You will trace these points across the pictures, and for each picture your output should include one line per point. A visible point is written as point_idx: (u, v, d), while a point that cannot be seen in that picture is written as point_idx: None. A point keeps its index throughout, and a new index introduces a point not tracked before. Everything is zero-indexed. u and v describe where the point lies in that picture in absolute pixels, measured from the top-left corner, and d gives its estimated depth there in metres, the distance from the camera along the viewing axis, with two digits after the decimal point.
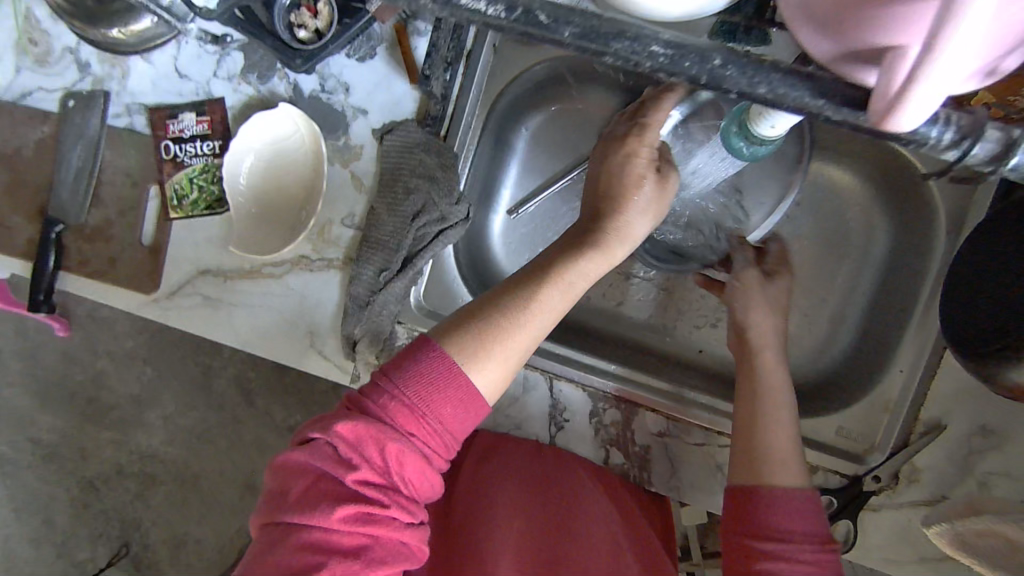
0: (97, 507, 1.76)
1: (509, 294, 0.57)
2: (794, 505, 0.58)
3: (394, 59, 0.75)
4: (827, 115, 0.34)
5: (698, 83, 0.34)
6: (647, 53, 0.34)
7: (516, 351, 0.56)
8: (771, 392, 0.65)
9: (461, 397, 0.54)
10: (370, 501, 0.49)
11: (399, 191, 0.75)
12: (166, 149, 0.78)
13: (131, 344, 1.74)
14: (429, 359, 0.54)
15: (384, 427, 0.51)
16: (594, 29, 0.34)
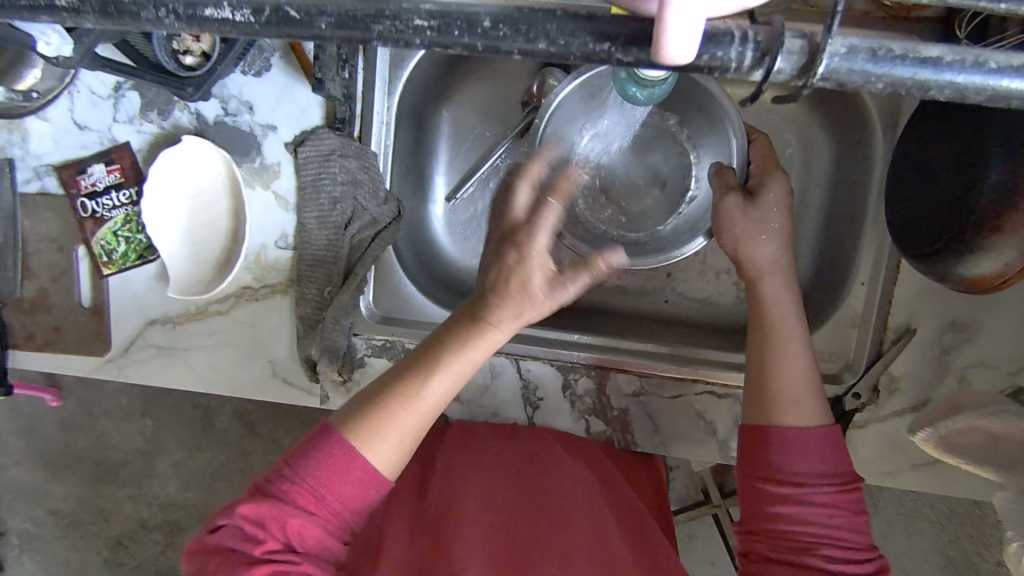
0: (130, 563, 1.78)
1: (402, 372, 0.55)
2: (818, 444, 0.56)
3: (291, 66, 0.72)
4: (619, 57, 0.34)
5: (476, 49, 0.34)
6: (410, 28, 0.34)
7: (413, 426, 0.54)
8: (772, 358, 0.60)
9: (362, 479, 0.51)
10: (282, 562, 0.47)
11: (324, 202, 0.73)
12: (83, 206, 0.75)
13: (127, 400, 1.74)
14: (333, 446, 0.51)
15: (277, 503, 0.48)
16: (350, 15, 0.34)
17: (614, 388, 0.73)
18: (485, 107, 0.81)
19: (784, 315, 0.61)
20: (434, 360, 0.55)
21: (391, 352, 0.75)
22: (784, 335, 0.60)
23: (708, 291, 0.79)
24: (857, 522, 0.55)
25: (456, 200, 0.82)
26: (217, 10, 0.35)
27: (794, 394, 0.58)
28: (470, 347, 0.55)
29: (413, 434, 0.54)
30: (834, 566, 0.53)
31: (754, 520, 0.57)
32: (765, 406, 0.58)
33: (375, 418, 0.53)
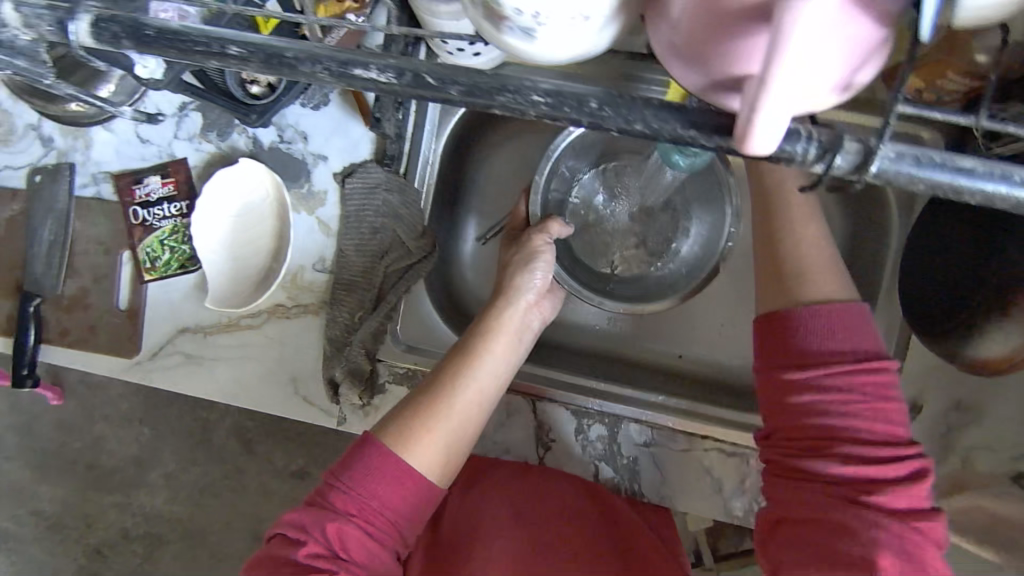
0: (108, 572, 1.76)
1: (435, 379, 0.57)
2: (842, 323, 0.53)
3: (347, 102, 0.77)
4: (702, 144, 0.32)
5: (581, 126, 0.33)
6: (527, 104, 0.33)
7: (460, 421, 0.55)
8: (805, 275, 0.56)
9: (400, 480, 0.52)
10: (322, 570, 0.48)
11: (365, 231, 0.76)
12: (135, 214, 0.79)
13: (127, 405, 1.75)
14: (373, 453, 0.52)
15: (322, 509, 0.50)
16: (480, 85, 0.33)
17: (625, 437, 0.75)
18: (522, 156, 0.85)
19: (818, 245, 0.58)
20: (471, 365, 0.57)
21: (412, 380, 0.77)
22: (814, 252, 0.58)
23: (721, 351, 0.82)
24: (888, 418, 0.51)
25: (487, 241, 0.85)
26: (366, 71, 0.35)
27: (810, 263, 0.57)
28: (500, 356, 0.59)
29: (458, 434, 0.55)
30: (865, 473, 0.50)
31: (778, 424, 0.54)
32: (786, 294, 0.56)
33: (414, 421, 0.54)
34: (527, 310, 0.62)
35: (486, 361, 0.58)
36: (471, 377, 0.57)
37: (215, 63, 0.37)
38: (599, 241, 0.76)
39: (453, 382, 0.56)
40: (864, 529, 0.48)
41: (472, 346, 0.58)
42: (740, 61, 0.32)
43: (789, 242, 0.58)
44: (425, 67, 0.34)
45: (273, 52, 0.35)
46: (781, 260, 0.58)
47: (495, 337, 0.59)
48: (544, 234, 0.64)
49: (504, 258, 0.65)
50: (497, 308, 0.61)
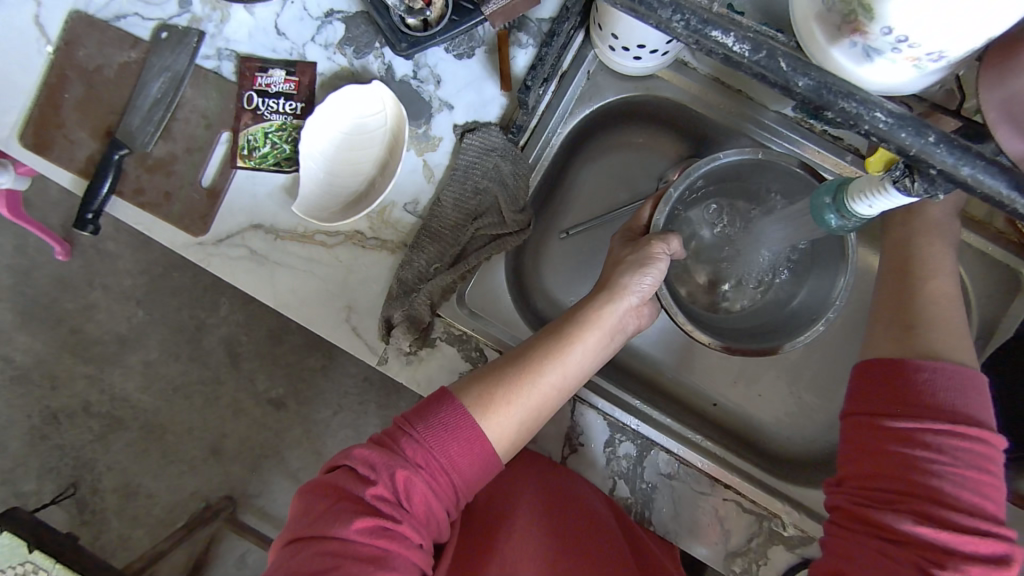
0: (55, 438, 1.73)
1: (522, 357, 0.59)
2: (957, 384, 0.49)
3: (491, 62, 0.77)
4: (1015, 209, 0.31)
5: (903, 154, 0.32)
6: (870, 117, 0.32)
7: (538, 401, 0.57)
8: (929, 326, 0.54)
9: (470, 442, 0.53)
10: (385, 516, 0.49)
11: (468, 189, 0.76)
12: (248, 100, 0.79)
13: (129, 283, 1.73)
14: (454, 412, 0.54)
15: (395, 455, 0.51)
16: (829, 85, 0.33)
17: (650, 462, 0.76)
18: (630, 168, 0.87)
19: (951, 305, 0.56)
20: (561, 351, 0.59)
21: (464, 345, 0.77)
22: (942, 308, 0.55)
23: (758, 411, 0.84)
24: (985, 492, 0.48)
25: (569, 236, 0.86)
26: (724, 36, 0.33)
27: (936, 320, 0.54)
28: (591, 348, 0.60)
29: (532, 413, 0.57)
30: (942, 539, 0.46)
31: (858, 470, 0.51)
32: (906, 341, 0.54)
33: (495, 390, 0.56)
34: (626, 312, 0.63)
35: (575, 351, 0.59)
36: (559, 363, 0.58)
37: None
38: (689, 267, 0.78)
39: (541, 363, 0.58)
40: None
41: (566, 332, 0.60)
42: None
43: (912, 295, 0.57)
44: (782, 52, 0.33)
45: None
46: (907, 307, 0.56)
47: (591, 331, 0.61)
48: (663, 244, 0.64)
49: (617, 255, 0.66)
50: (598, 302, 0.62)
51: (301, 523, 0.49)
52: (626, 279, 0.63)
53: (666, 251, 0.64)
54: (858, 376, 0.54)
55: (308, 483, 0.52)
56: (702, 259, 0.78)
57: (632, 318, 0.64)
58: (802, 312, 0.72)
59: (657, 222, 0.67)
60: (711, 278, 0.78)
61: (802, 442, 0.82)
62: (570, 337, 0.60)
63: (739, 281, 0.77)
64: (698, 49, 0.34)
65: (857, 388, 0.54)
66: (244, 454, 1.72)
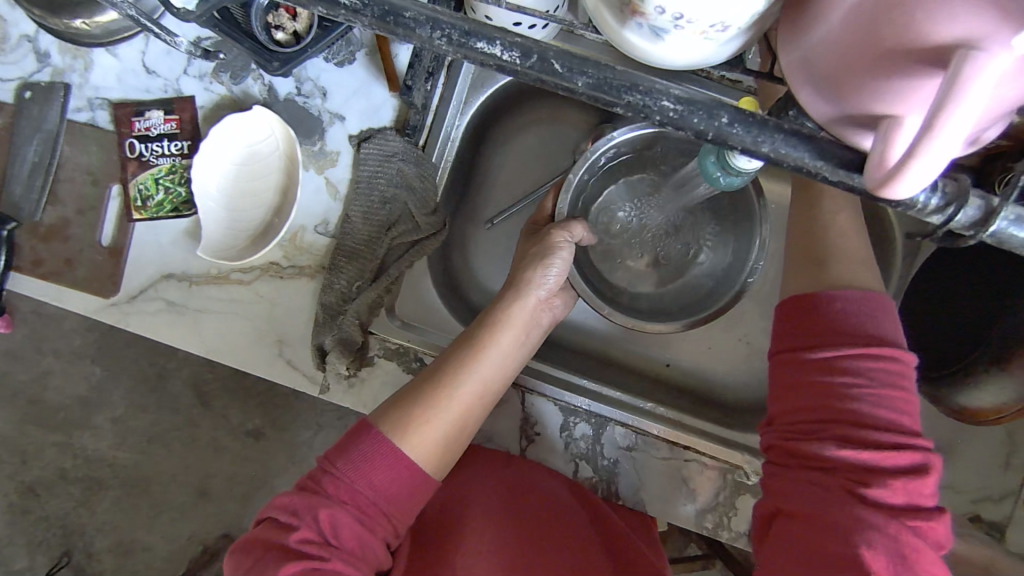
0: (38, 512, 1.70)
1: (439, 372, 0.64)
2: (864, 307, 0.51)
3: (374, 65, 0.75)
4: (823, 176, 0.32)
5: (703, 139, 0.32)
6: (656, 107, 0.31)
7: (462, 407, 0.63)
8: (843, 258, 0.55)
9: (393, 465, 0.58)
10: (313, 557, 0.52)
11: (375, 200, 0.74)
12: (131, 147, 0.75)
13: (80, 343, 1.69)
14: (373, 443, 0.58)
15: (318, 496, 0.55)
16: (607, 81, 0.32)
17: (608, 438, 0.75)
18: (540, 146, 0.84)
19: (853, 235, 0.57)
20: (476, 358, 0.64)
21: (403, 357, 0.75)
22: (849, 241, 0.56)
23: (709, 364, 0.83)
24: (902, 408, 0.48)
25: (495, 224, 0.84)
26: (489, 45, 0.32)
27: (853, 256, 0.55)
28: (507, 346, 0.66)
29: (457, 420, 0.62)
30: (866, 460, 0.47)
31: (787, 406, 0.51)
32: (817, 276, 0.54)
33: (414, 411, 0.61)
34: (539, 303, 0.70)
35: (487, 353, 0.65)
36: (476, 368, 0.64)
37: (324, 11, 0.34)
38: (618, 252, 0.79)
39: (456, 373, 0.63)
40: (853, 527, 0.45)
41: (478, 338, 0.66)
42: (883, 100, 0.32)
43: (821, 232, 0.57)
44: (553, 53, 0.32)
45: (388, 9, 0.33)
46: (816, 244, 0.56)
47: (504, 327, 0.67)
48: (565, 232, 0.69)
49: (525, 247, 0.72)
50: (508, 299, 0.68)
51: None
52: (529, 274, 0.69)
53: (569, 238, 0.70)
54: (778, 316, 0.55)
55: (239, 542, 0.55)
56: (628, 241, 0.79)
57: (539, 313, 0.70)
58: (735, 268, 0.74)
59: (560, 212, 0.72)
60: (635, 251, 0.79)
61: (755, 387, 0.82)
62: (485, 338, 0.66)
63: (664, 248, 0.78)
64: (470, 63, 0.33)
65: (779, 328, 0.54)
66: (234, 490, 1.70)
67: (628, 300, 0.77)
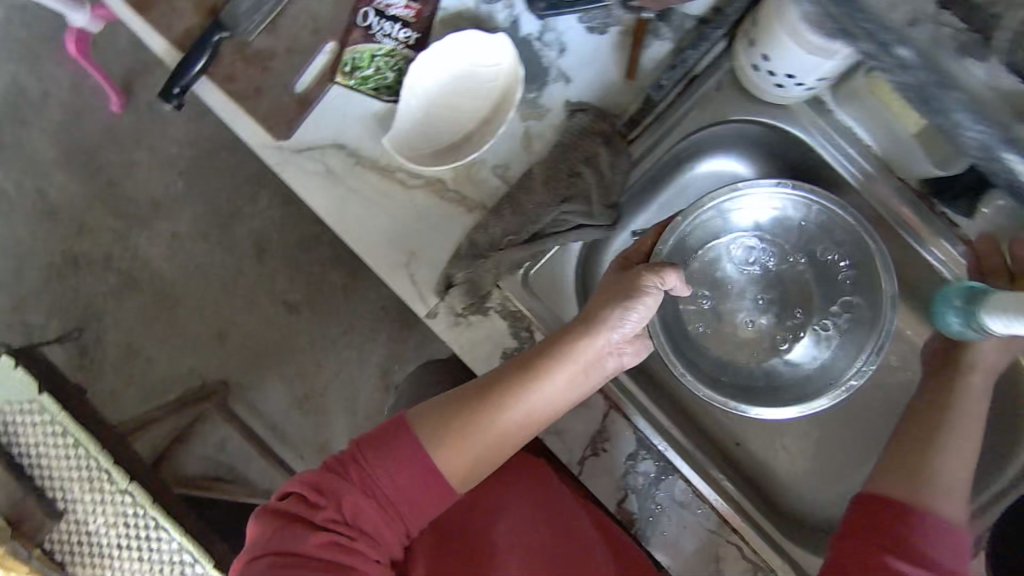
0: (69, 282, 1.74)
1: (489, 389, 0.65)
2: (942, 536, 0.56)
3: (621, 46, 0.73)
4: None
5: None
6: None
7: (507, 432, 0.65)
8: (943, 490, 0.58)
9: (418, 469, 0.62)
10: (338, 534, 0.59)
11: (562, 169, 0.73)
12: (364, 17, 0.74)
13: (175, 152, 1.72)
14: (404, 444, 0.62)
15: (344, 480, 0.61)
16: None
17: (671, 488, 0.74)
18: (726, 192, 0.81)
19: (963, 456, 0.60)
20: (532, 387, 0.65)
21: (517, 322, 0.76)
22: (956, 473, 0.59)
23: (776, 461, 0.83)
24: None
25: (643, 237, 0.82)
26: None
27: (951, 485, 0.58)
28: (563, 381, 0.66)
29: (497, 438, 0.65)
30: None
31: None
32: (916, 488, 0.58)
33: (455, 419, 0.64)
34: (605, 347, 0.67)
35: (540, 381, 0.66)
36: (527, 397, 0.65)
37: None
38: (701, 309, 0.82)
39: (504, 398, 0.65)
40: None
41: (537, 366, 0.66)
42: None
43: (929, 448, 0.60)
44: None
45: None
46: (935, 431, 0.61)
47: (564, 364, 0.66)
48: (656, 277, 0.66)
49: (608, 283, 0.69)
50: (576, 334, 0.67)
51: (267, 526, 0.60)
52: (605, 314, 0.66)
53: (659, 284, 0.66)
54: (859, 504, 0.59)
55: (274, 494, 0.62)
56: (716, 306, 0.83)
57: (599, 363, 0.68)
58: (832, 365, 0.80)
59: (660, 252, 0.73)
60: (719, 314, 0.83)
61: (807, 501, 0.82)
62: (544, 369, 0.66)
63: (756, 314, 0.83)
64: None
65: (853, 516, 0.59)
66: (246, 349, 1.71)
67: (711, 371, 0.81)
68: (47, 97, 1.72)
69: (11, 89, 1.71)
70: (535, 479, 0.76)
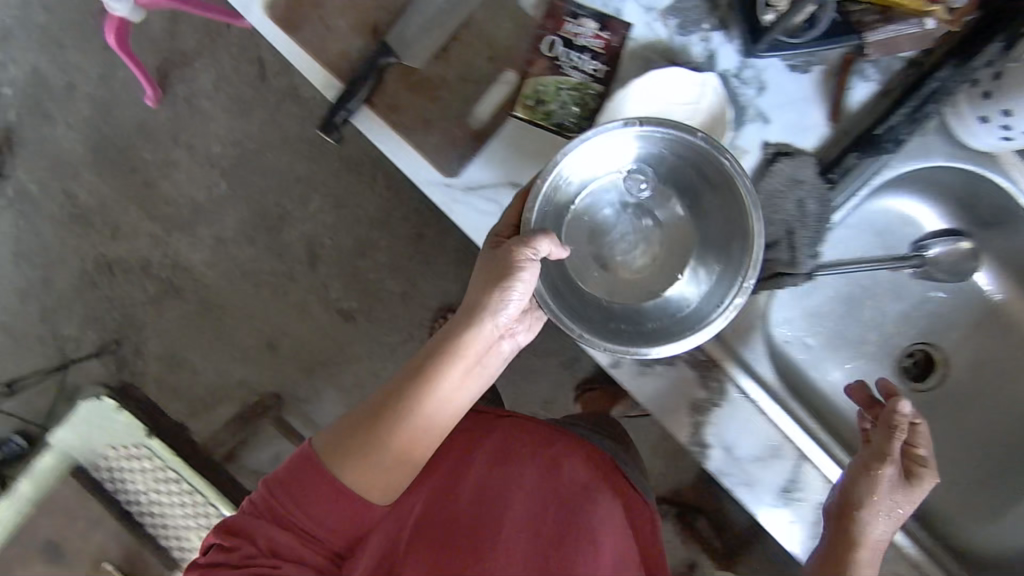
0: (104, 290, 1.63)
1: (397, 396, 0.62)
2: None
3: (825, 86, 0.69)
4: None
5: None
6: None
7: (417, 443, 0.63)
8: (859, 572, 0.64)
9: (329, 492, 0.61)
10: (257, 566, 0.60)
11: (763, 217, 0.70)
12: (551, 46, 0.69)
13: (218, 151, 1.60)
14: (308, 476, 0.61)
15: (258, 519, 0.61)
16: None
17: None
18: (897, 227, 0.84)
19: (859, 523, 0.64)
20: (427, 389, 0.62)
21: (705, 371, 0.74)
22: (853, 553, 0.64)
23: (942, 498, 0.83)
24: None
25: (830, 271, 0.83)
26: None
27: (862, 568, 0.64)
28: (454, 378, 0.63)
29: (417, 461, 0.63)
30: None
31: None
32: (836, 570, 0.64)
33: (363, 443, 0.62)
34: (491, 337, 0.63)
35: (442, 389, 0.63)
36: (418, 404, 0.62)
37: None
38: (606, 248, 0.74)
39: (403, 409, 0.62)
40: None
41: (427, 367, 0.63)
42: None
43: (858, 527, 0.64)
44: None
45: None
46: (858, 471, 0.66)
47: (452, 362, 0.62)
48: (527, 249, 0.61)
49: (485, 258, 0.64)
50: (461, 330, 0.62)
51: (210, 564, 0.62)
52: (484, 301, 0.62)
53: (532, 256, 0.61)
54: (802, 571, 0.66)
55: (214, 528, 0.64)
56: (655, 254, 0.74)
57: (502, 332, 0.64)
58: (705, 306, 0.70)
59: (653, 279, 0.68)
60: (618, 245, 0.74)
61: (986, 546, 0.80)
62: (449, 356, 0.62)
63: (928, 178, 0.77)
64: None
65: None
66: (299, 359, 1.63)
67: (598, 312, 0.71)
68: (73, 89, 1.58)
69: (32, 82, 1.58)
70: (487, 454, 0.70)
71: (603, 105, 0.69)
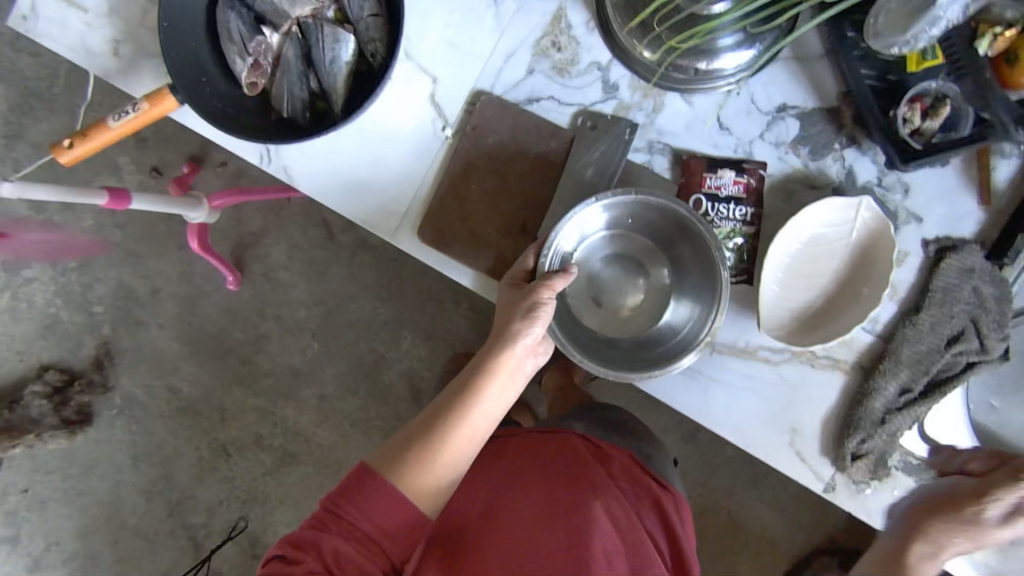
0: (225, 471, 1.44)
1: (446, 415, 0.65)
2: None
3: (966, 173, 0.71)
4: None
5: None
6: None
7: (459, 452, 0.65)
8: None
9: (391, 500, 0.60)
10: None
11: (944, 313, 0.70)
12: (697, 203, 0.72)
13: (303, 315, 1.42)
14: (375, 488, 0.60)
15: (335, 527, 0.58)
16: None
17: None
18: None
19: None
20: (471, 403, 0.66)
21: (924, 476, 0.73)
22: None
23: None
24: None
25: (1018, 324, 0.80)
26: None
27: None
28: (497, 394, 0.67)
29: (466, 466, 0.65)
30: None
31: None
32: None
33: (426, 452, 0.63)
34: (524, 350, 0.67)
35: (468, 400, 0.65)
36: (468, 416, 0.65)
37: None
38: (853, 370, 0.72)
39: (452, 421, 0.65)
40: None
41: (473, 384, 0.66)
42: None
43: None
44: None
45: None
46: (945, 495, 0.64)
47: (492, 378, 0.66)
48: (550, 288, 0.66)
49: (507, 293, 0.68)
50: (497, 347, 0.66)
51: None
52: (518, 323, 0.66)
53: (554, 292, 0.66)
54: None
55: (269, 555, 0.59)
56: (910, 365, 0.71)
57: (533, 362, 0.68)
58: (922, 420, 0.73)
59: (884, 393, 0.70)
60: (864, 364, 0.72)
61: None
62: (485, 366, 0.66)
63: None
64: None
65: None
66: None
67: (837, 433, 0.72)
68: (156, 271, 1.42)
69: (120, 294, 1.42)
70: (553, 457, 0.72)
71: (758, 245, 0.72)
